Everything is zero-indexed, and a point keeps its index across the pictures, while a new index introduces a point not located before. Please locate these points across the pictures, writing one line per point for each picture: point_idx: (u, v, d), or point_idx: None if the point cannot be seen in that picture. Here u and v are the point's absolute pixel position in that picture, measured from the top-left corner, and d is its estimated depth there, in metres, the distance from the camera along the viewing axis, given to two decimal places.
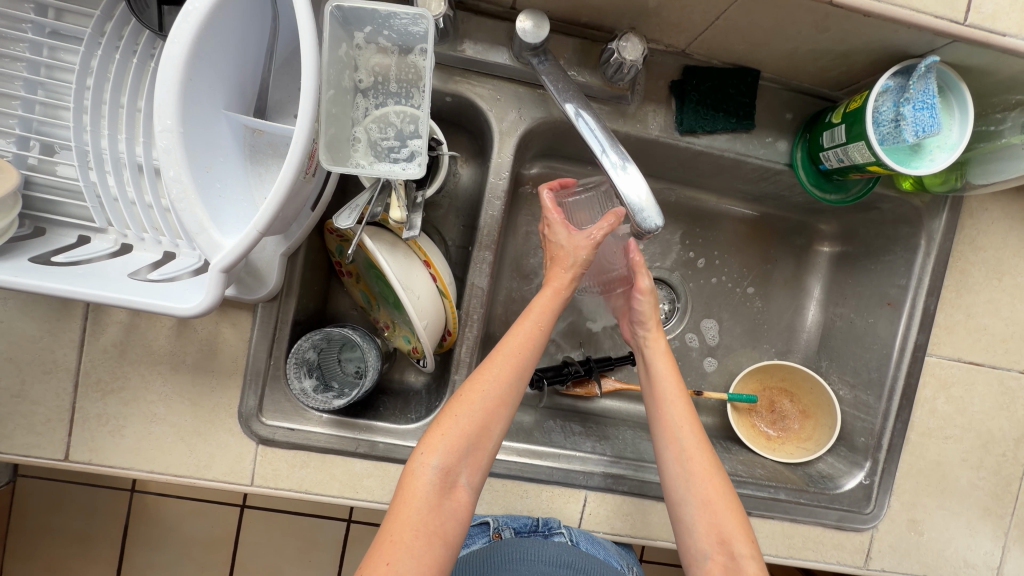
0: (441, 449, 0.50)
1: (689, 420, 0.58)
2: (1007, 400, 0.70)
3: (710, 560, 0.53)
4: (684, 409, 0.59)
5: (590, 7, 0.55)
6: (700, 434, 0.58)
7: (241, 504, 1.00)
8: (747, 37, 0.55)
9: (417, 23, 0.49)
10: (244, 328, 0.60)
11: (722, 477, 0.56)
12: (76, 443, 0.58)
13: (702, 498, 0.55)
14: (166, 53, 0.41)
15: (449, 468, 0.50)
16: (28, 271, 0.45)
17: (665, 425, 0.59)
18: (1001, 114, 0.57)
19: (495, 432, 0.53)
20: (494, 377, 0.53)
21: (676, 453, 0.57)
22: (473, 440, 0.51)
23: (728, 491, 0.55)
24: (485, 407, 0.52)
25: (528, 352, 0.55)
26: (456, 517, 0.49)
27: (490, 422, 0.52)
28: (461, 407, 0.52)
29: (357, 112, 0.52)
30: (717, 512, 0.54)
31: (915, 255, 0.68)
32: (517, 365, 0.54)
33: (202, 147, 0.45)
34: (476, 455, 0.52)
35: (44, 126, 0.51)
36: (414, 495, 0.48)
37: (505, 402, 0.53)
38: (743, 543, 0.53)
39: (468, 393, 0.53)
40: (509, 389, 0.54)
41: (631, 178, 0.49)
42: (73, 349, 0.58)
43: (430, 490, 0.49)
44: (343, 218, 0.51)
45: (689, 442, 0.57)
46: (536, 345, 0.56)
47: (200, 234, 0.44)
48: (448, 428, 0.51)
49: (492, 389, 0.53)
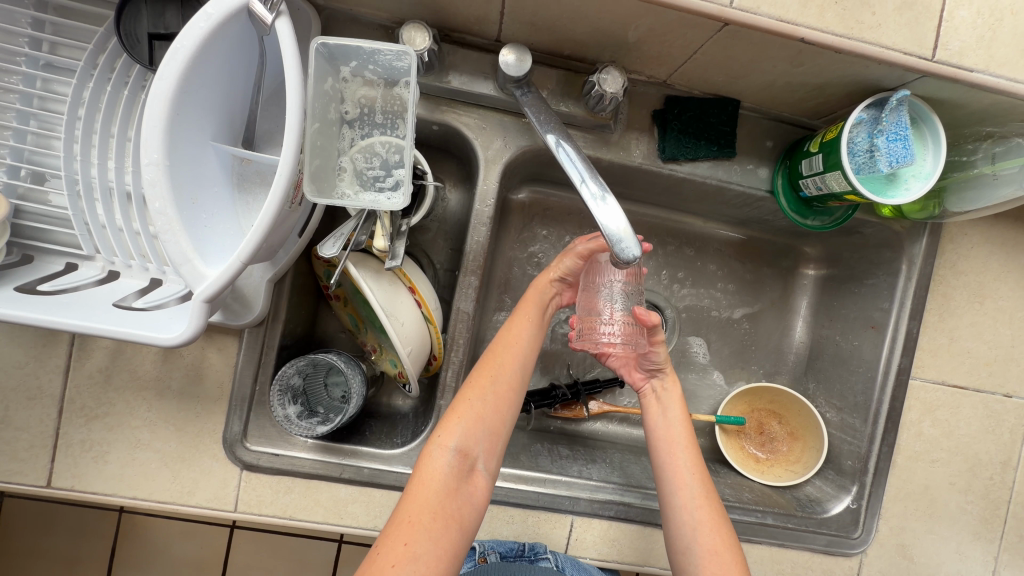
0: (458, 431, 0.51)
1: (699, 472, 0.57)
2: (992, 423, 0.71)
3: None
4: (693, 458, 0.58)
5: (572, 41, 0.57)
6: (708, 482, 0.58)
7: (230, 525, 1.00)
8: (724, 70, 0.56)
9: (401, 59, 0.51)
10: (230, 353, 0.60)
11: (727, 527, 0.55)
12: (59, 469, 0.58)
13: (709, 548, 0.54)
14: (153, 90, 0.42)
15: (466, 452, 0.51)
16: (14, 302, 0.46)
17: (675, 475, 0.57)
18: (973, 145, 0.58)
19: (508, 416, 0.55)
20: (502, 364, 0.56)
21: (683, 501, 0.56)
22: (487, 425, 0.53)
23: (734, 538, 0.55)
24: (497, 391, 0.54)
25: (529, 342, 0.59)
26: (473, 502, 0.50)
27: (502, 407, 0.54)
28: (474, 391, 0.54)
29: (343, 142, 0.53)
30: (724, 563, 0.53)
31: (896, 279, 0.69)
32: (519, 354, 0.57)
33: (188, 180, 0.46)
34: (492, 440, 0.53)
35: (35, 155, 0.52)
36: (432, 478, 0.49)
37: (516, 389, 0.56)
38: None
39: (479, 379, 0.55)
40: (518, 375, 0.56)
41: (610, 209, 0.50)
42: (59, 374, 0.58)
43: (449, 472, 0.50)
44: (328, 246, 0.51)
45: (693, 492, 0.56)
46: (534, 336, 0.59)
47: (184, 264, 0.44)
48: (464, 412, 0.53)
49: (502, 375, 0.55)
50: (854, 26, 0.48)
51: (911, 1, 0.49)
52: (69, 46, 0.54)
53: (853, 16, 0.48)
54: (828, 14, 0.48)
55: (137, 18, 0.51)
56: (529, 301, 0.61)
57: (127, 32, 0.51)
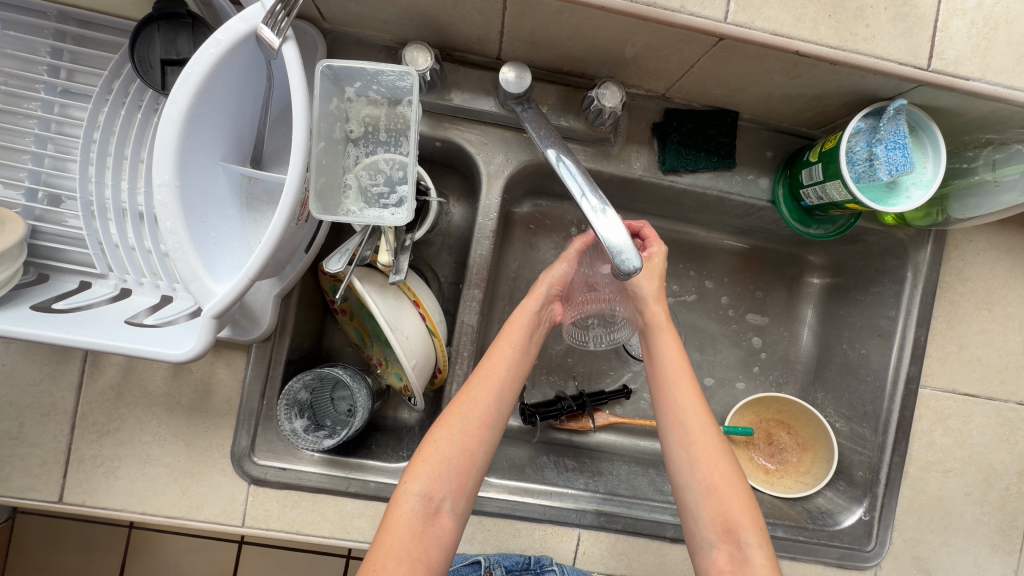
0: (423, 475, 0.50)
1: (701, 405, 0.56)
2: (1006, 431, 0.69)
3: (716, 550, 0.51)
4: (688, 388, 0.57)
5: (570, 58, 0.58)
6: (709, 416, 0.56)
7: (239, 539, 1.00)
8: (722, 83, 0.57)
9: (404, 79, 0.52)
10: (238, 368, 0.61)
11: (728, 464, 0.53)
12: (71, 485, 0.59)
13: (707, 485, 0.52)
14: (165, 112, 0.43)
15: (432, 494, 0.50)
16: (29, 320, 0.47)
17: (674, 407, 0.56)
18: (973, 152, 0.58)
19: (479, 455, 0.52)
20: (472, 399, 0.54)
21: (679, 439, 0.55)
22: (455, 464, 0.51)
23: (737, 476, 0.53)
24: (465, 430, 0.52)
25: (509, 376, 0.56)
26: (441, 543, 0.48)
27: (472, 445, 0.52)
28: (442, 431, 0.52)
29: (348, 160, 0.54)
30: (724, 499, 0.52)
31: (903, 286, 0.69)
32: (492, 387, 0.55)
33: (198, 199, 0.47)
34: (461, 481, 0.51)
35: (52, 177, 0.54)
36: (398, 523, 0.48)
37: (488, 424, 0.53)
38: (751, 531, 0.50)
39: (448, 418, 0.53)
40: (491, 412, 0.54)
41: (610, 222, 0.50)
42: (71, 391, 0.59)
43: (414, 517, 0.48)
44: (333, 261, 0.52)
45: (695, 423, 0.55)
46: (513, 364, 0.57)
47: (193, 281, 0.45)
48: (429, 453, 0.51)
49: (470, 410, 0.53)
50: (848, 38, 0.49)
51: (905, 13, 0.49)
52: (85, 73, 0.56)
53: (847, 28, 0.49)
54: (822, 27, 0.49)
55: (151, 45, 0.53)
56: (514, 324, 0.60)
57: (140, 58, 0.53)
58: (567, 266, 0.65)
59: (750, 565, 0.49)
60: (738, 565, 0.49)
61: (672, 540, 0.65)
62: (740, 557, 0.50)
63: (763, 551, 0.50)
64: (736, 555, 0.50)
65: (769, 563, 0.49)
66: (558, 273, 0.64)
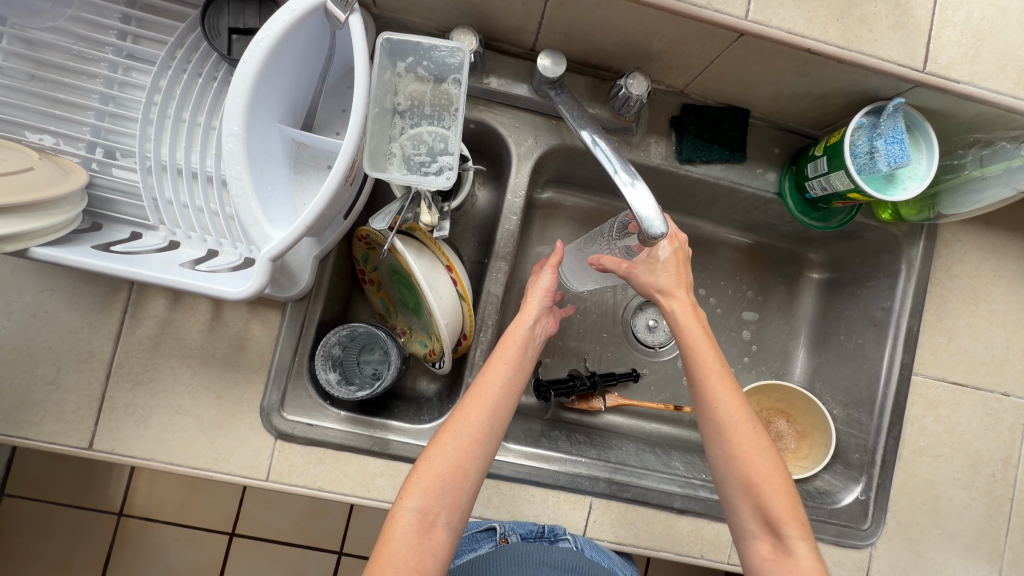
0: (418, 491, 0.51)
1: (739, 402, 0.55)
2: (991, 421, 0.74)
3: (759, 540, 0.53)
4: (724, 385, 0.55)
5: (600, 51, 0.63)
6: (747, 412, 0.55)
7: (231, 532, 1.06)
8: (737, 80, 0.63)
9: (454, 56, 0.57)
10: (272, 325, 0.64)
11: (767, 459, 0.53)
12: (102, 432, 0.60)
13: (746, 482, 0.53)
14: (239, 70, 0.47)
15: (427, 509, 0.50)
16: (92, 255, 0.50)
17: (709, 401, 0.55)
18: (962, 151, 0.64)
19: (472, 471, 0.52)
20: (466, 416, 0.54)
21: (713, 435, 0.55)
22: (449, 480, 0.51)
23: (778, 471, 0.53)
24: (458, 446, 0.53)
25: (505, 396, 0.56)
26: (436, 555, 0.49)
27: (465, 460, 0.52)
28: (435, 448, 0.53)
29: (395, 130, 0.58)
30: (761, 495, 0.52)
31: (897, 280, 0.74)
32: (486, 404, 0.55)
33: (258, 153, 0.50)
34: (454, 495, 0.51)
35: (111, 133, 0.58)
36: (395, 535, 0.49)
37: (481, 440, 0.53)
38: (792, 525, 0.51)
39: (441, 435, 0.54)
40: (484, 429, 0.54)
41: (640, 194, 0.54)
42: (109, 340, 0.61)
43: (410, 530, 0.49)
44: (377, 221, 0.56)
45: (729, 421, 0.54)
46: (504, 381, 0.56)
47: (254, 227, 0.49)
48: (423, 471, 0.52)
49: (465, 427, 0.54)
50: (854, 40, 0.55)
51: (903, 21, 0.55)
52: (150, 39, 0.60)
53: (853, 31, 0.55)
54: (831, 29, 0.54)
55: (220, 15, 0.58)
56: (508, 340, 0.60)
57: (210, 26, 0.58)
58: (553, 274, 0.66)
59: (794, 556, 0.51)
60: (782, 555, 0.51)
61: (679, 511, 0.68)
62: (783, 549, 0.51)
63: (807, 544, 0.51)
64: (780, 546, 0.52)
65: (814, 557, 0.51)
66: (544, 283, 0.65)
